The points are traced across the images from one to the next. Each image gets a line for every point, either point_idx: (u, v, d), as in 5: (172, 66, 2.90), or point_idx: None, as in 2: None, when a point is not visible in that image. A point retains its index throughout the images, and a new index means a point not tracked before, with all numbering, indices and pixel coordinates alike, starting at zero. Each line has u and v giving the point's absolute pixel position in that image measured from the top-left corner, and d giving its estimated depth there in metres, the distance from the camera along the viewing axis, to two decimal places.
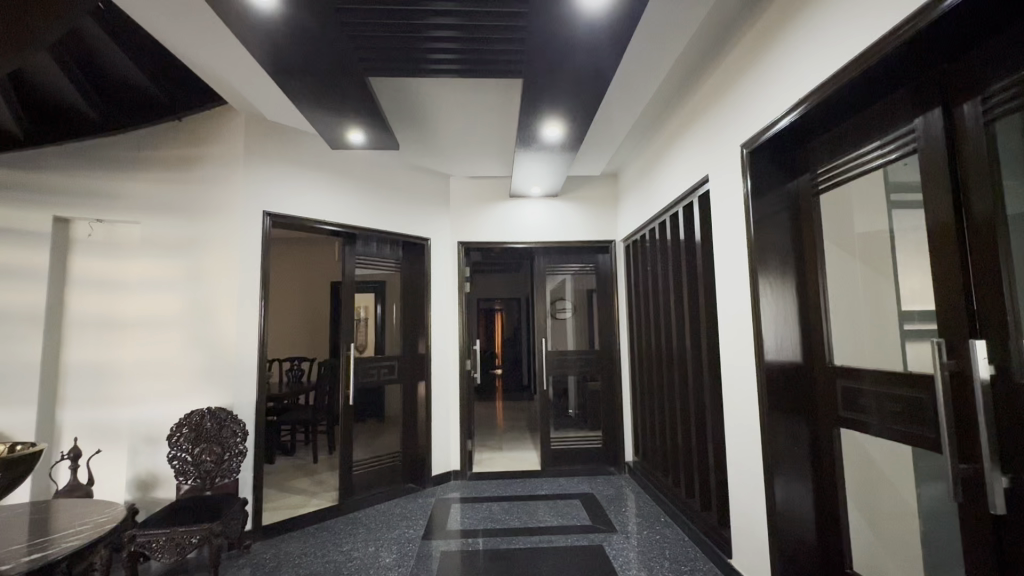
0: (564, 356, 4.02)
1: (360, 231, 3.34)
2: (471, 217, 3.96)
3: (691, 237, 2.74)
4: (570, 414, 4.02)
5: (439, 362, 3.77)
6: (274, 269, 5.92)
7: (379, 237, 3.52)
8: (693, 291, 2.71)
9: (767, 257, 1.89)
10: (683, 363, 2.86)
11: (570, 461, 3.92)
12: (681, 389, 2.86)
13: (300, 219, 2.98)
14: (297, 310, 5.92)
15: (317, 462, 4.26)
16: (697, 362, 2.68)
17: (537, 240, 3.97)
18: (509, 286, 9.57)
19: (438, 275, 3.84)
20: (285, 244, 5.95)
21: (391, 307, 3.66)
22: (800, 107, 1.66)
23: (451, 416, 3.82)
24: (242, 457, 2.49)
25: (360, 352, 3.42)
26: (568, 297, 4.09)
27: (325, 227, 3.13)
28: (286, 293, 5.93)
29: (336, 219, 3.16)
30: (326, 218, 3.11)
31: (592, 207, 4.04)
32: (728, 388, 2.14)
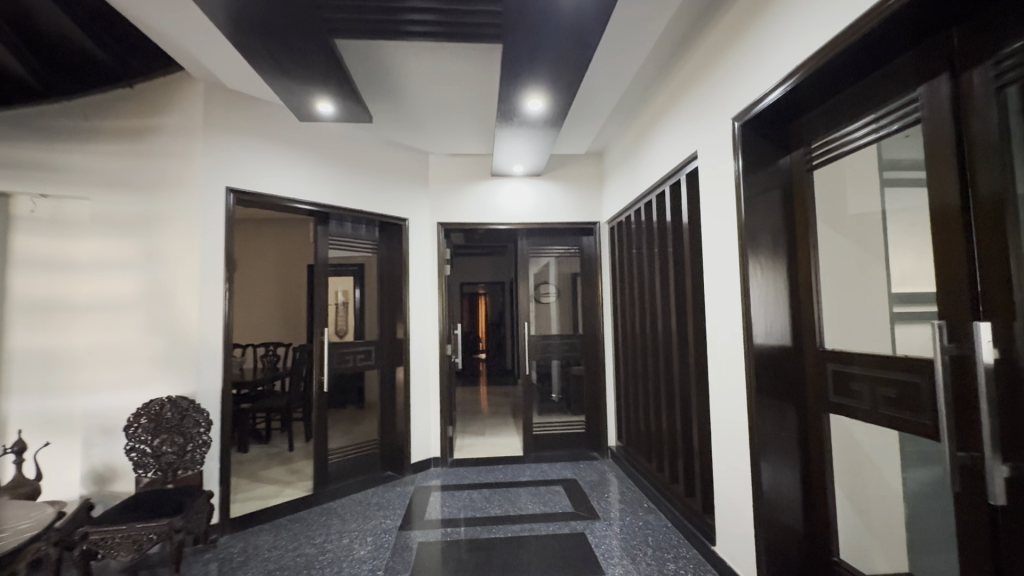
0: (547, 340, 3.93)
1: (333, 210, 3.17)
2: (451, 197, 3.81)
3: (678, 217, 2.65)
4: (554, 399, 3.97)
5: (418, 348, 3.65)
6: (243, 250, 5.70)
7: (354, 217, 3.36)
8: (680, 273, 2.63)
9: (758, 237, 1.80)
10: (668, 347, 2.80)
11: (552, 446, 3.87)
12: (666, 374, 2.79)
13: (268, 196, 2.81)
14: (269, 292, 5.73)
15: (293, 449, 4.16)
16: (683, 346, 2.61)
17: (520, 221, 3.84)
18: (494, 270, 9.46)
19: (417, 257, 3.70)
20: (255, 224, 5.73)
21: (368, 290, 3.52)
22: (789, 80, 1.59)
23: (431, 403, 3.71)
24: (206, 448, 2.37)
25: (338, 336, 3.30)
26: (552, 280, 4.00)
27: (295, 205, 2.96)
28: (257, 277, 5.72)
29: (306, 197, 2.99)
30: (296, 196, 2.93)
31: (577, 188, 3.92)
32: (715, 373, 2.08)
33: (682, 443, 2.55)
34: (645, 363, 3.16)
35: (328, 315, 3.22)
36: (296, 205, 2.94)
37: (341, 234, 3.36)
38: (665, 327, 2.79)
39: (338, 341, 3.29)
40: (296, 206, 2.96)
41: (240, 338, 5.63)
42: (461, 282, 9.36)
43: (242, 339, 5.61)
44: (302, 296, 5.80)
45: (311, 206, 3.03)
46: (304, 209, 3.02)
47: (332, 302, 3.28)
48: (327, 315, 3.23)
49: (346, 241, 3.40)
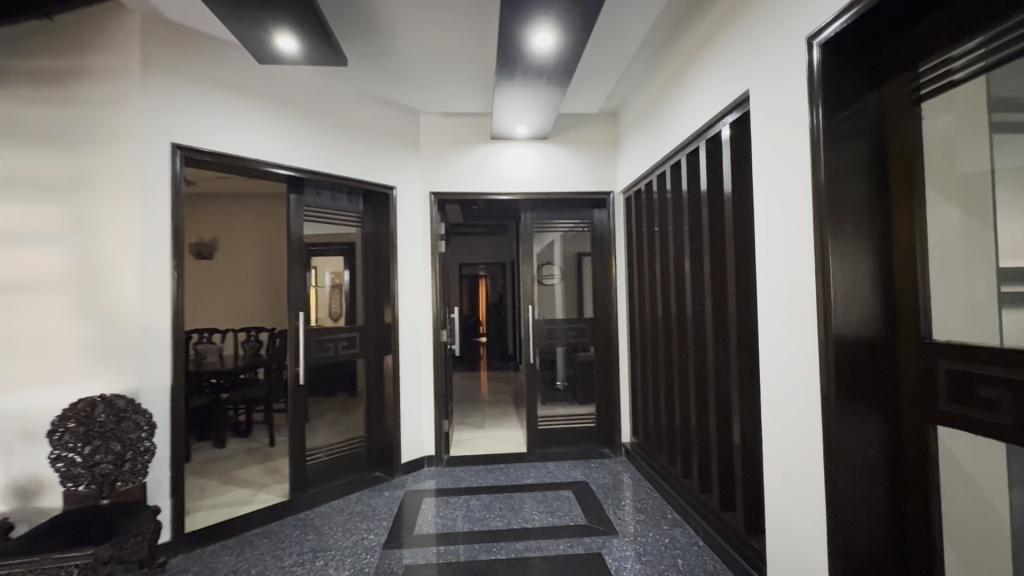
0: (552, 324, 3.53)
1: (306, 174, 2.72)
2: (445, 163, 3.35)
3: (715, 180, 2.21)
4: (557, 387, 3.60)
5: (409, 334, 3.25)
6: (221, 225, 5.27)
7: (332, 183, 2.91)
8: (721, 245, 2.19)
9: (841, 194, 1.37)
10: (700, 332, 2.38)
11: (559, 442, 3.50)
12: (695, 365, 2.38)
13: (224, 155, 2.37)
14: (248, 272, 5.32)
15: (274, 445, 3.81)
16: (720, 332, 2.18)
17: (523, 190, 3.38)
18: (494, 250, 9.06)
19: (406, 231, 3.26)
20: (234, 199, 5.30)
21: (352, 270, 3.10)
22: (852, 10, 1.25)
23: (424, 395, 3.32)
24: (150, 455, 1.98)
25: (315, 322, 2.90)
26: (556, 261, 3.59)
27: (258, 168, 2.51)
28: (234, 257, 5.30)
29: (272, 158, 2.54)
30: (259, 156, 2.49)
31: (588, 152, 3.44)
32: (769, 367, 1.67)
33: (715, 447, 2.15)
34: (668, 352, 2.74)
35: (302, 297, 2.82)
36: (259, 168, 2.50)
37: (318, 204, 2.93)
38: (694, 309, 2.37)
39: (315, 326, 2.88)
40: (261, 169, 2.52)
41: (217, 323, 5.25)
42: (461, 263, 8.98)
43: (219, 324, 5.24)
44: (281, 278, 5.37)
45: (279, 169, 2.59)
46: (270, 172, 2.58)
47: (330, 283, 2.98)
48: (302, 297, 2.81)
49: (324, 212, 2.97)
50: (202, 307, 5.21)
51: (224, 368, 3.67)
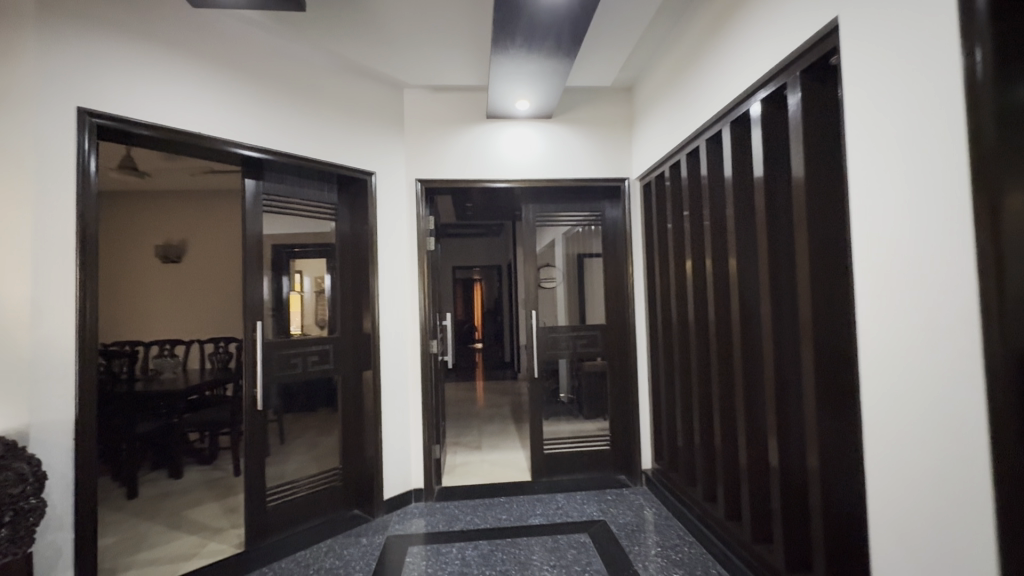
0: (558, 332, 3.06)
1: (263, 155, 2.26)
2: (433, 145, 2.88)
3: (771, 150, 1.75)
4: (562, 401, 3.15)
5: (393, 346, 2.75)
6: (166, 227, 4.72)
7: (298, 166, 2.44)
8: (786, 230, 1.72)
9: (1016, 141, 0.92)
10: (751, 342, 1.91)
11: (568, 468, 3.02)
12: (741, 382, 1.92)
13: (156, 126, 1.91)
14: (199, 278, 4.79)
15: (239, 475, 3.31)
16: (785, 343, 1.71)
17: (525, 176, 2.91)
18: (489, 252, 8.65)
19: (388, 225, 2.78)
20: (181, 197, 4.76)
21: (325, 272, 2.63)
22: None
23: (411, 417, 2.83)
24: (38, 515, 1.47)
25: (278, 334, 2.42)
26: (558, 263, 3.14)
27: (201, 144, 2.06)
28: (200, 263, 4.80)
29: (217, 133, 2.09)
30: (201, 130, 2.04)
31: (600, 133, 2.97)
32: (885, 394, 1.21)
33: (774, 489, 1.70)
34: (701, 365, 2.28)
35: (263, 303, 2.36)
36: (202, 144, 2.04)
37: (282, 192, 2.47)
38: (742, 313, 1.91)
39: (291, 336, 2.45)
40: (204, 145, 2.07)
41: (181, 335, 4.72)
42: (454, 267, 8.56)
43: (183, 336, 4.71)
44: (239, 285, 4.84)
45: (229, 147, 2.14)
46: (217, 149, 2.12)
47: (313, 287, 2.58)
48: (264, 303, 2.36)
49: (290, 200, 2.50)
50: (163, 318, 4.68)
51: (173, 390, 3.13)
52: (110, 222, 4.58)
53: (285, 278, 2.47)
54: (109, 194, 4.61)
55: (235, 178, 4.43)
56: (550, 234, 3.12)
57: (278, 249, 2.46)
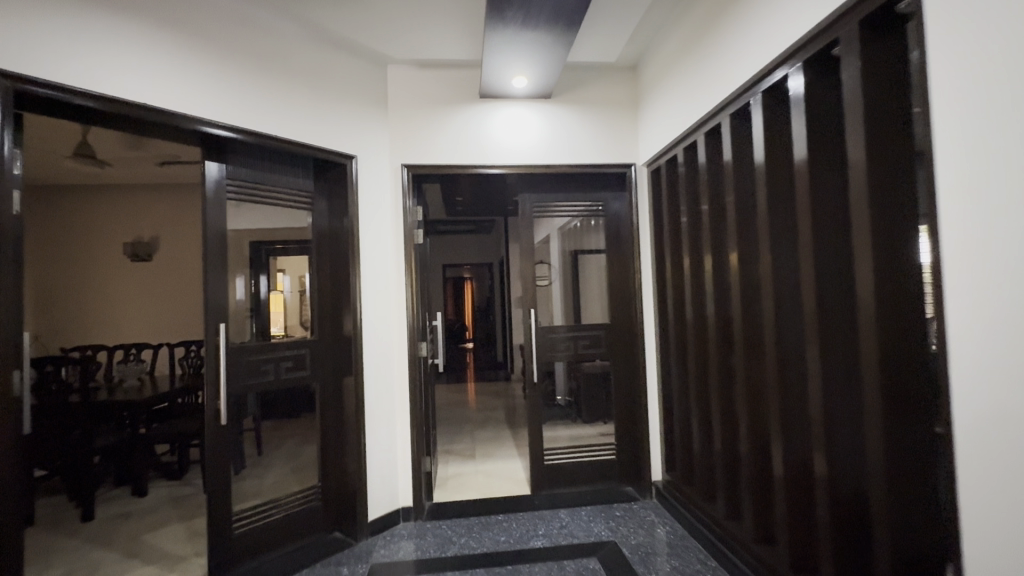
0: (558, 333, 2.81)
1: (226, 133, 2.00)
2: (422, 127, 2.61)
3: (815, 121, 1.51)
4: None
5: (377, 350, 2.48)
6: (116, 221, 4.38)
7: (267, 147, 2.18)
8: (832, 214, 1.48)
9: None
10: (787, 342, 1.67)
11: (571, 481, 2.78)
12: (773, 386, 1.68)
13: (98, 97, 1.64)
14: (151, 276, 4.45)
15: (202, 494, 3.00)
16: (833, 341, 1.48)
17: (522, 162, 2.65)
18: (480, 249, 8.39)
19: (371, 215, 2.51)
20: (132, 188, 4.41)
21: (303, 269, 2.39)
22: None
23: (399, 428, 2.56)
24: None
25: (246, 339, 2.16)
26: (552, 260, 2.99)
27: (152, 119, 1.79)
28: (171, 261, 4.49)
29: (172, 107, 1.83)
30: (154, 104, 1.79)
31: (604, 116, 2.72)
32: (992, 409, 0.99)
33: (822, 507, 1.47)
34: (720, 366, 2.06)
35: (236, 304, 2.13)
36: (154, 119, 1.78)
37: (251, 177, 2.20)
38: (776, 309, 1.67)
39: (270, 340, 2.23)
40: (156, 121, 1.80)
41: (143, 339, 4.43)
42: (443, 265, 8.29)
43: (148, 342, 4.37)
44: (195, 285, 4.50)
45: (186, 123, 1.88)
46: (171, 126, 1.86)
47: (295, 287, 2.38)
48: (240, 304, 2.15)
49: (260, 187, 2.23)
50: (115, 319, 4.39)
51: (111, 403, 2.77)
52: (68, 217, 4.29)
53: (264, 277, 2.25)
54: (73, 187, 4.32)
55: (193, 171, 4.07)
56: (546, 228, 2.94)
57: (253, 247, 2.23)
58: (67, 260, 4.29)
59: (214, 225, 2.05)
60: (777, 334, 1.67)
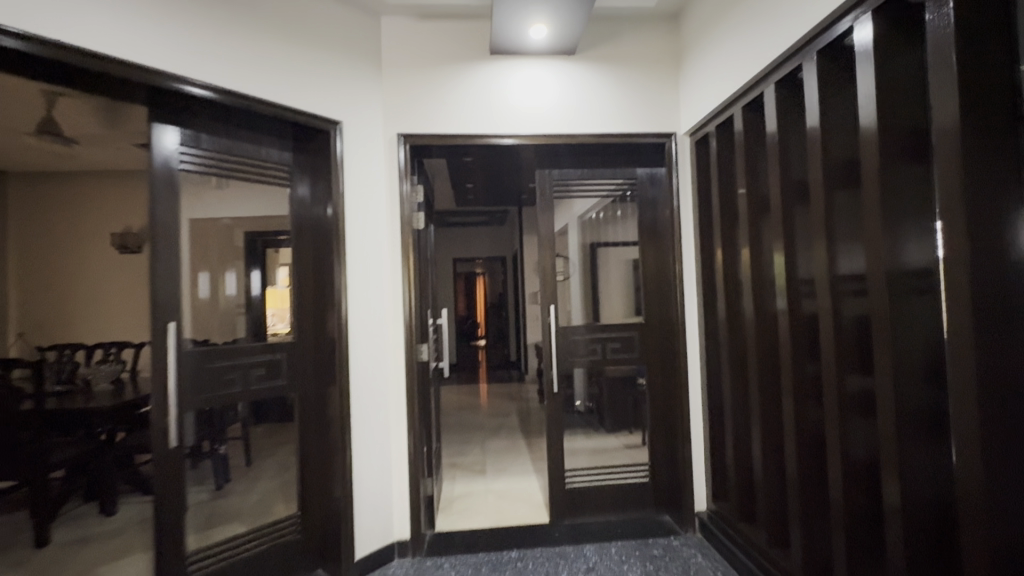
0: (585, 335, 2.40)
1: (189, 89, 1.64)
2: (421, 91, 2.21)
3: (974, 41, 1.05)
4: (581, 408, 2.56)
5: (367, 355, 2.09)
6: (66, 209, 4.00)
7: (234, 108, 1.81)
8: (992, 171, 1.03)
9: None
10: (908, 336, 1.23)
11: (597, 508, 2.38)
12: (886, 391, 1.24)
13: (8, 32, 1.27)
14: (104, 270, 4.05)
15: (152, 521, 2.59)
16: (997, 329, 1.03)
17: (540, 132, 2.23)
18: (493, 242, 8.00)
19: (360, 194, 2.11)
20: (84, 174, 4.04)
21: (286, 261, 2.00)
22: None
23: (395, 446, 2.18)
24: None
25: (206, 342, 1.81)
26: (572, 254, 2.50)
27: (88, 67, 1.43)
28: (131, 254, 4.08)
29: (111, 53, 1.46)
30: (87, 47, 1.42)
31: (638, 77, 2.28)
32: None
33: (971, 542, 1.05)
34: (793, 371, 1.61)
35: (224, 299, 1.93)
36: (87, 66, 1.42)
37: (215, 146, 1.83)
38: (889, 295, 1.23)
39: (269, 339, 1.96)
40: (93, 68, 1.44)
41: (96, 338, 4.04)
42: (454, 259, 7.93)
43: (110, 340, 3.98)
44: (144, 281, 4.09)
45: (130, 74, 1.51)
46: (114, 76, 1.49)
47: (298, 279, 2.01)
48: (233, 300, 1.94)
49: (227, 159, 1.87)
50: (69, 316, 4.01)
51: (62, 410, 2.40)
52: (24, 206, 3.97)
53: (257, 270, 2.00)
54: (51, 174, 4.01)
55: (131, 157, 3.67)
56: (564, 215, 2.47)
57: (242, 237, 1.97)
58: (34, 254, 3.97)
59: (166, 207, 1.69)
60: (891, 323, 1.23)
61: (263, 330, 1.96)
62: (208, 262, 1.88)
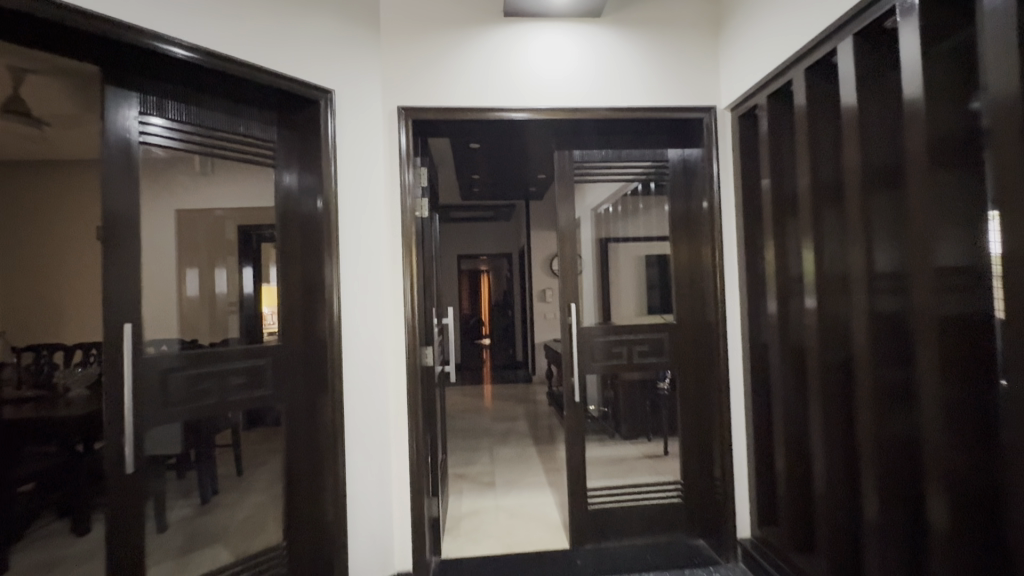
0: (612, 339, 2.13)
1: (167, 49, 1.41)
2: (425, 59, 1.94)
3: None
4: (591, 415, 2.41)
5: (363, 361, 1.83)
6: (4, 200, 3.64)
7: (212, 73, 1.55)
8: None
9: None
10: None
11: (622, 532, 2.13)
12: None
13: None
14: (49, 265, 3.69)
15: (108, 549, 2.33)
16: None
17: (561, 106, 1.96)
18: (498, 237, 7.73)
19: (355, 176, 1.84)
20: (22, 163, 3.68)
21: (272, 254, 1.75)
22: None
23: (395, 463, 1.92)
24: None
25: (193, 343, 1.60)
26: (585, 254, 2.25)
27: (18, 10, 1.18)
28: (81, 248, 3.74)
29: None
30: None
31: (671, 43, 2.01)
32: None
33: None
34: (874, 382, 1.32)
35: (214, 298, 1.68)
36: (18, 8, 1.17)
37: (187, 119, 1.59)
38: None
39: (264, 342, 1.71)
40: (26, 12, 1.19)
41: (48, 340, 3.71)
42: (459, 255, 7.68)
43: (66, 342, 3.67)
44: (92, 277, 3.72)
45: (75, 21, 1.26)
46: (54, 24, 1.24)
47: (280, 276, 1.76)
48: (224, 300, 1.70)
49: (200, 135, 1.62)
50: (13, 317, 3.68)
51: None
52: None
53: (250, 267, 1.74)
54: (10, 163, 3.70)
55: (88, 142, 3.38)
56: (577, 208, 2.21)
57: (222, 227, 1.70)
58: None
59: (126, 189, 1.44)
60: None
61: (259, 332, 1.71)
62: (183, 254, 1.62)
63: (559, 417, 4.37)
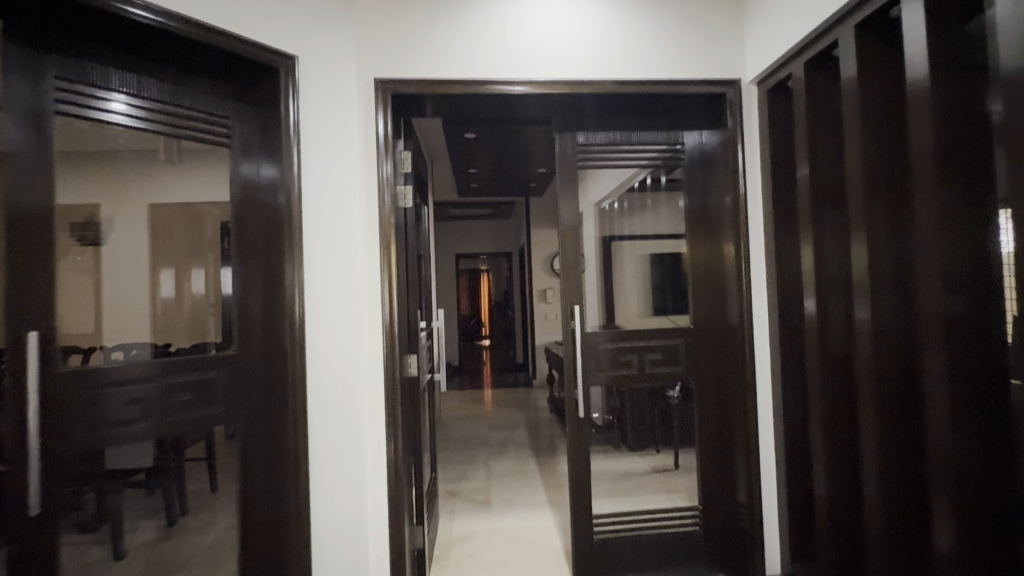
0: (621, 346, 1.89)
1: (127, 10, 1.23)
2: (406, 25, 1.70)
3: None
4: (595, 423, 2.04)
5: (332, 372, 1.58)
6: None
7: (158, 34, 1.31)
8: None
9: None
10: None
11: (632, 565, 1.88)
12: None
13: None
14: None
15: None
16: None
17: (561, 80, 1.71)
18: (498, 236, 7.49)
19: (323, 158, 1.59)
20: None
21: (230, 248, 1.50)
22: None
23: (372, 489, 1.67)
24: None
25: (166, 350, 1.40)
26: (589, 253, 1.97)
27: None
28: None
29: None
30: None
31: (685, 7, 1.75)
32: None
33: None
34: (949, 403, 1.08)
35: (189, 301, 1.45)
36: None
37: (142, 93, 1.36)
38: None
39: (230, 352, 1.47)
40: None
41: None
42: (457, 254, 7.44)
43: None
44: None
45: None
46: None
47: (238, 274, 1.50)
48: (201, 302, 1.47)
49: (154, 109, 1.39)
50: None
51: None
52: None
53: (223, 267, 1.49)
54: None
55: None
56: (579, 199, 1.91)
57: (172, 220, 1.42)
58: None
59: (42, 170, 1.20)
60: None
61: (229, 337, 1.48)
62: (154, 253, 1.41)
63: (561, 426, 4.12)
